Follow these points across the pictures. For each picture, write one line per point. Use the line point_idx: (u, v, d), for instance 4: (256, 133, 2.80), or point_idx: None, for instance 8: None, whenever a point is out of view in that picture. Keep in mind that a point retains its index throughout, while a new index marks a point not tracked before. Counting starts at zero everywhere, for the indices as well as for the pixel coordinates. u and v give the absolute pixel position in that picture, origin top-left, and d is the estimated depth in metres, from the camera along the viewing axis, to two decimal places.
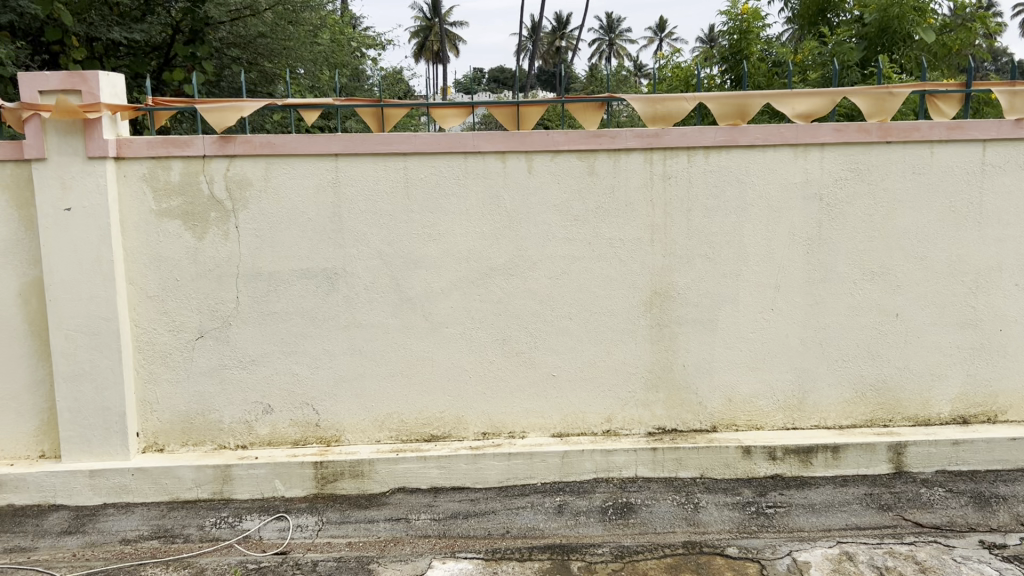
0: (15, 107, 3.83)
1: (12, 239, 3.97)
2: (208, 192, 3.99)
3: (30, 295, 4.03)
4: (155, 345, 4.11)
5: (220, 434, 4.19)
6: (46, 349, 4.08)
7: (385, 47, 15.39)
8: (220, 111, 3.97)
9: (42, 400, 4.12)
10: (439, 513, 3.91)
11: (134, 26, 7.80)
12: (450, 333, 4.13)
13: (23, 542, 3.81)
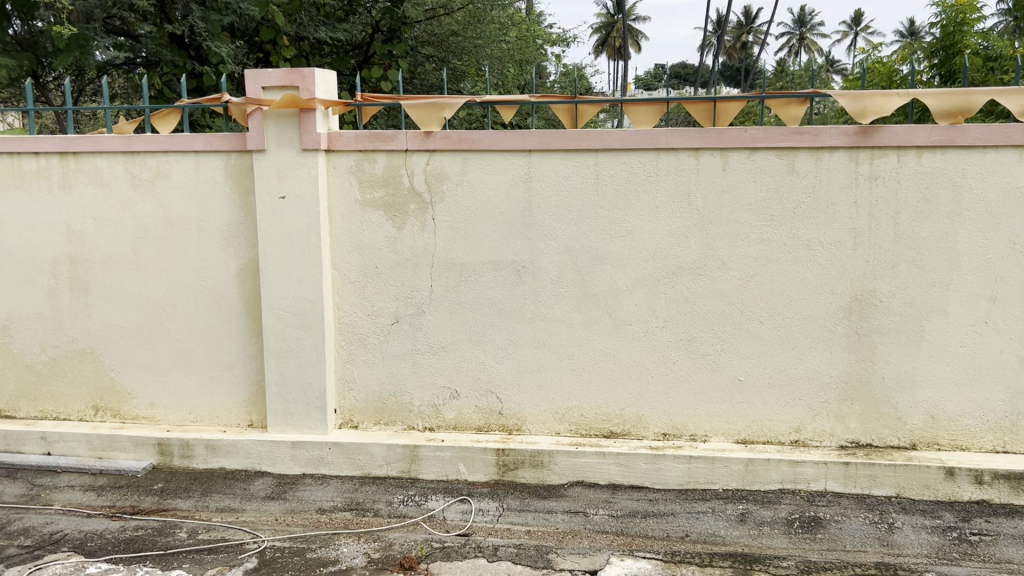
0: (241, 103, 4.15)
1: (233, 223, 4.32)
2: (409, 184, 4.16)
3: (246, 276, 4.36)
4: (355, 328, 4.34)
5: (410, 416, 4.37)
6: (258, 326, 4.40)
7: (570, 44, 15.52)
8: (422, 108, 4.07)
9: (252, 372, 4.45)
10: (618, 510, 3.89)
11: (337, 26, 8.38)
12: (634, 331, 4.11)
13: (233, 503, 4.10)
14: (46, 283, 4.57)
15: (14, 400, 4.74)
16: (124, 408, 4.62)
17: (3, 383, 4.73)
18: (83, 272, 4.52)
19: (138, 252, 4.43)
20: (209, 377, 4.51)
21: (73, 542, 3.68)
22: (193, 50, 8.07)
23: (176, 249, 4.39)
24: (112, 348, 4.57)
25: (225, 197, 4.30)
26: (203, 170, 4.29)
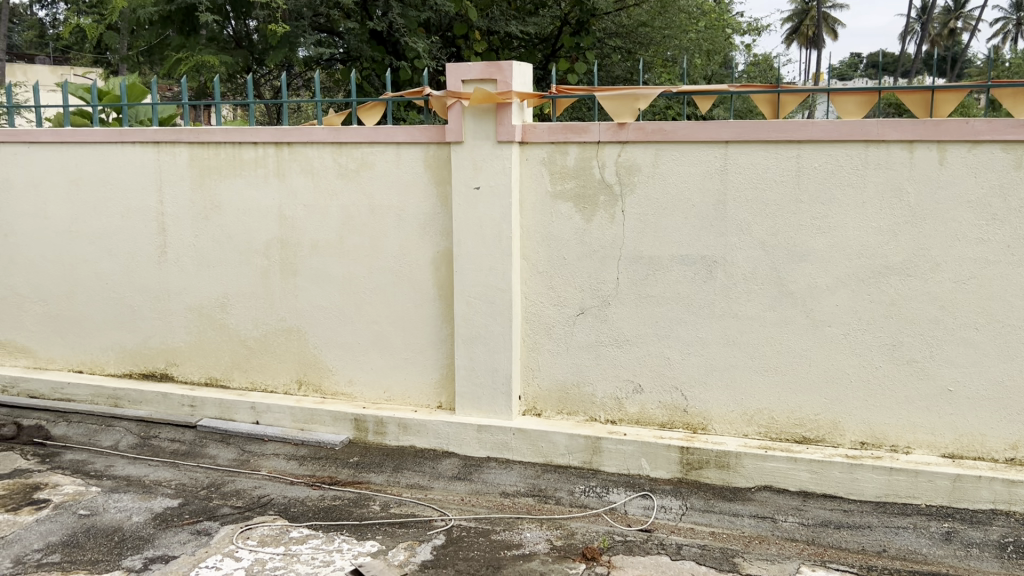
0: (442, 96, 4.29)
1: (429, 212, 4.48)
2: (600, 176, 4.16)
3: (440, 263, 4.51)
4: (542, 317, 4.40)
5: (593, 408, 4.38)
6: (449, 312, 4.55)
7: (762, 33, 14.98)
8: (617, 99, 4.06)
9: (442, 356, 4.61)
10: (808, 518, 3.74)
11: (529, 18, 8.70)
12: (833, 332, 3.93)
13: (422, 480, 4.26)
14: (259, 264, 4.92)
15: (229, 371, 5.13)
16: (325, 384, 4.91)
17: (220, 355, 5.13)
18: (293, 255, 4.82)
19: (342, 237, 4.69)
20: (402, 359, 4.70)
21: (278, 507, 3.93)
22: (391, 45, 8.76)
23: (376, 235, 4.61)
24: (315, 327, 4.86)
25: (423, 186, 4.46)
26: (404, 161, 4.48)
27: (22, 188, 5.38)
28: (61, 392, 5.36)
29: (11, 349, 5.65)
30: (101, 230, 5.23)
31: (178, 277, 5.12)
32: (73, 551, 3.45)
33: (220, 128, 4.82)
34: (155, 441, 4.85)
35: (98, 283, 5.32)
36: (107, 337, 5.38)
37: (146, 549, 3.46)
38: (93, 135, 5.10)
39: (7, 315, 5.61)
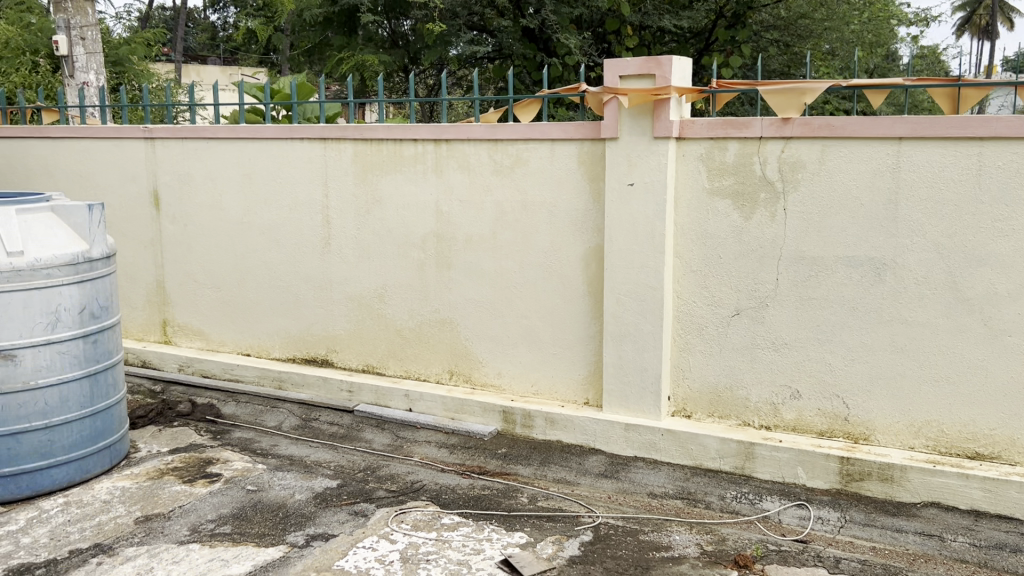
0: (599, 92, 4.28)
1: (583, 208, 4.48)
2: (761, 173, 4.05)
3: (591, 259, 4.50)
4: (694, 317, 4.32)
5: (746, 412, 4.27)
6: (600, 309, 4.53)
7: (930, 25, 14.23)
8: (782, 93, 3.93)
9: (591, 353, 4.61)
10: (981, 539, 3.53)
11: (682, 13, 8.92)
12: (1013, 343, 3.67)
13: (569, 476, 4.28)
14: (415, 257, 5.06)
15: (384, 359, 5.31)
16: (475, 375, 5.00)
17: (377, 344, 5.32)
18: (448, 249, 4.94)
19: (495, 232, 4.76)
20: (551, 354, 4.72)
21: (430, 493, 4.04)
22: (542, 43, 9.20)
23: (529, 230, 4.65)
24: (467, 320, 4.96)
25: (577, 182, 4.47)
26: (558, 158, 4.50)
27: (200, 181, 5.74)
28: (230, 373, 5.71)
29: (187, 331, 6.05)
30: (270, 222, 5.53)
31: (340, 268, 5.34)
32: (242, 523, 3.66)
33: (383, 125, 5.00)
34: (315, 423, 5.08)
35: (266, 271, 5.62)
36: (273, 324, 5.68)
37: (308, 526, 3.63)
38: (266, 132, 5.38)
39: (185, 299, 6.01)
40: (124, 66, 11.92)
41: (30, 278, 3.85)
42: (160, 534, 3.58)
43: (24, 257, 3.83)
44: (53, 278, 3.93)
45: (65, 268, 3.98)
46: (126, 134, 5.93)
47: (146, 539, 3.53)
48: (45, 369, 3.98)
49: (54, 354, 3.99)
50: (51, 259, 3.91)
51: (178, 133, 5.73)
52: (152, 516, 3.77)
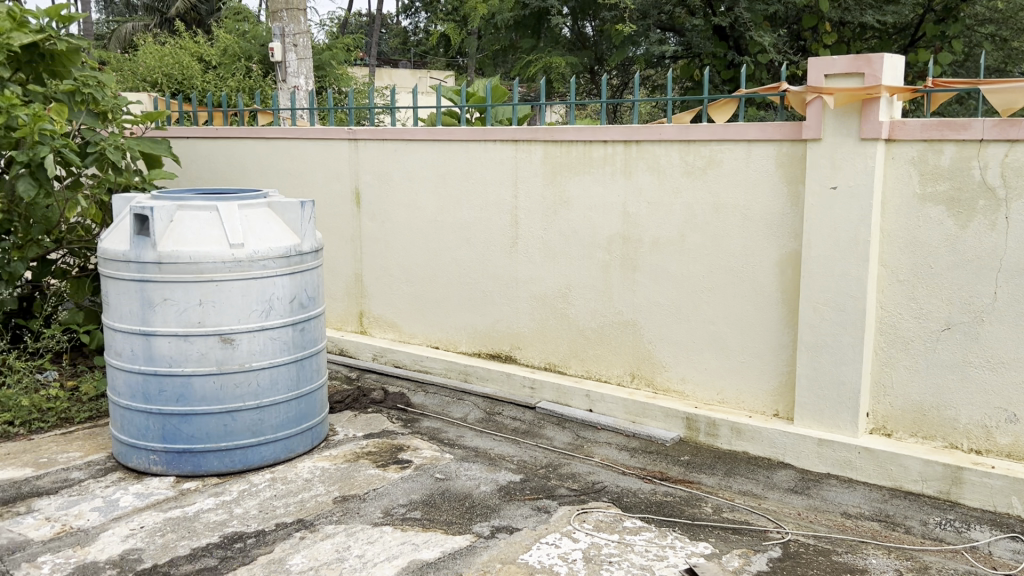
0: (801, 91, 4.12)
1: (778, 212, 4.34)
2: (980, 177, 3.76)
3: (786, 265, 4.35)
4: (899, 330, 4.08)
5: (954, 433, 3.98)
6: (794, 317, 4.37)
7: None
8: (1008, 92, 3.65)
9: (782, 362, 4.45)
10: None
11: (887, 8, 8.85)
12: None
13: (756, 489, 4.15)
14: (601, 258, 5.07)
15: (567, 358, 5.35)
16: (658, 379, 4.94)
17: (560, 343, 5.37)
18: (635, 250, 4.91)
19: (684, 235, 4.69)
20: (739, 362, 4.60)
21: (612, 495, 4.04)
22: (733, 41, 9.83)
23: (721, 234, 4.55)
24: (652, 323, 4.91)
25: (774, 185, 4.33)
26: (754, 160, 4.37)
27: (397, 180, 6.01)
28: (419, 364, 5.94)
29: (381, 322, 6.35)
30: (462, 220, 5.70)
31: (526, 267, 5.43)
32: (431, 510, 3.80)
33: (574, 126, 5.04)
34: (499, 418, 5.19)
35: (456, 268, 5.81)
36: (460, 319, 5.85)
37: (493, 518, 3.72)
38: (460, 133, 5.56)
39: (380, 292, 6.31)
40: (326, 70, 12.72)
41: (249, 268, 4.16)
42: (356, 514, 3.78)
43: (244, 249, 4.15)
44: (269, 269, 4.23)
45: (279, 260, 4.27)
46: (332, 135, 6.29)
47: (343, 518, 3.74)
48: (258, 353, 4.29)
49: (267, 339, 4.30)
50: (267, 251, 4.21)
51: (379, 134, 6.01)
52: (349, 496, 3.99)
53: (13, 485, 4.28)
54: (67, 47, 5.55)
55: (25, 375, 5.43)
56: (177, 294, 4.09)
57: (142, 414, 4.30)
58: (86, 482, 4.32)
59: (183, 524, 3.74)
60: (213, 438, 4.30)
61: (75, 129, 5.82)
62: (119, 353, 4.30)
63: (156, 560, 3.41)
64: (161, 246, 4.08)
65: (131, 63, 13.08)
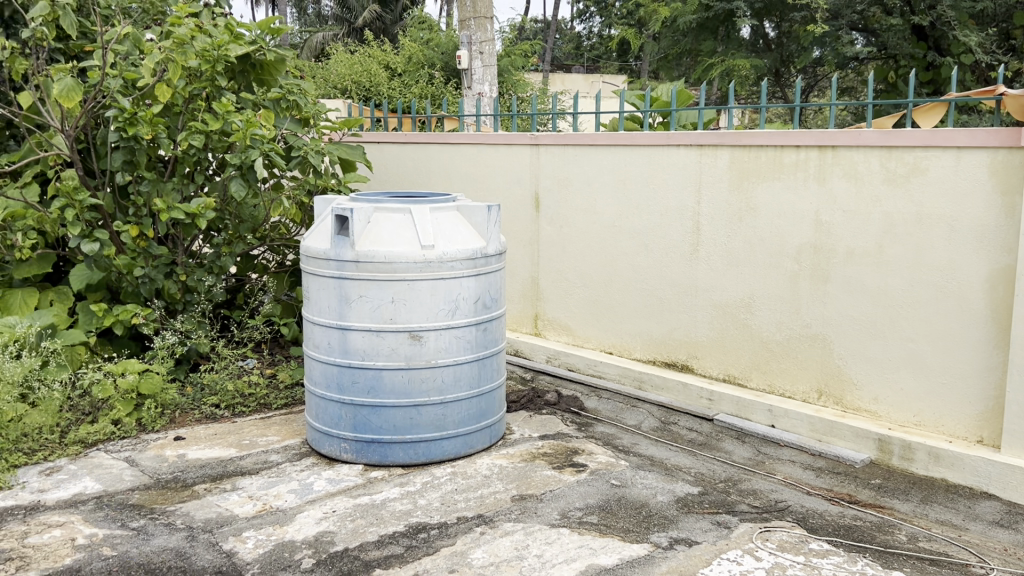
0: (1022, 93, 3.81)
1: (991, 224, 4.04)
2: None
3: (998, 281, 4.05)
4: None
5: None
6: (1006, 338, 4.06)
7: None
8: None
9: (990, 386, 4.14)
10: None
11: None
12: None
13: (956, 519, 3.89)
14: (789, 268, 4.90)
15: (748, 371, 5.20)
16: (848, 398, 4.73)
17: (741, 354, 5.23)
18: (826, 261, 4.71)
19: (882, 246, 4.46)
20: (939, 383, 4.32)
21: (796, 515, 3.90)
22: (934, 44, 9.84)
23: (924, 246, 4.29)
24: (843, 338, 4.70)
25: (987, 195, 4.04)
26: (964, 167, 4.10)
27: (577, 184, 6.04)
28: (594, 369, 5.95)
29: (556, 325, 6.41)
30: (642, 226, 5.66)
31: (707, 275, 5.32)
32: (608, 515, 3.81)
33: (764, 131, 4.90)
34: (675, 427, 5.12)
35: (634, 275, 5.77)
36: (636, 325, 5.82)
37: (672, 529, 3.68)
38: (644, 139, 5.52)
39: (556, 296, 6.36)
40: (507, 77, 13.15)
41: (438, 269, 4.31)
42: (534, 514, 3.83)
43: (434, 250, 4.30)
44: (456, 271, 4.37)
45: (465, 262, 4.40)
46: (514, 141, 6.41)
47: (521, 517, 3.80)
48: (444, 351, 4.43)
49: (452, 338, 4.44)
50: (455, 253, 4.35)
51: (561, 139, 6.07)
52: (527, 496, 4.05)
53: (220, 463, 4.63)
54: (275, 57, 5.96)
55: (230, 362, 5.86)
56: (371, 292, 4.30)
57: (336, 404, 4.55)
58: (283, 465, 4.61)
59: (371, 511, 3.92)
60: (399, 430, 4.48)
61: (280, 134, 6.23)
62: (317, 345, 4.57)
63: (347, 544, 3.59)
64: (358, 245, 4.29)
65: (325, 72, 13.92)
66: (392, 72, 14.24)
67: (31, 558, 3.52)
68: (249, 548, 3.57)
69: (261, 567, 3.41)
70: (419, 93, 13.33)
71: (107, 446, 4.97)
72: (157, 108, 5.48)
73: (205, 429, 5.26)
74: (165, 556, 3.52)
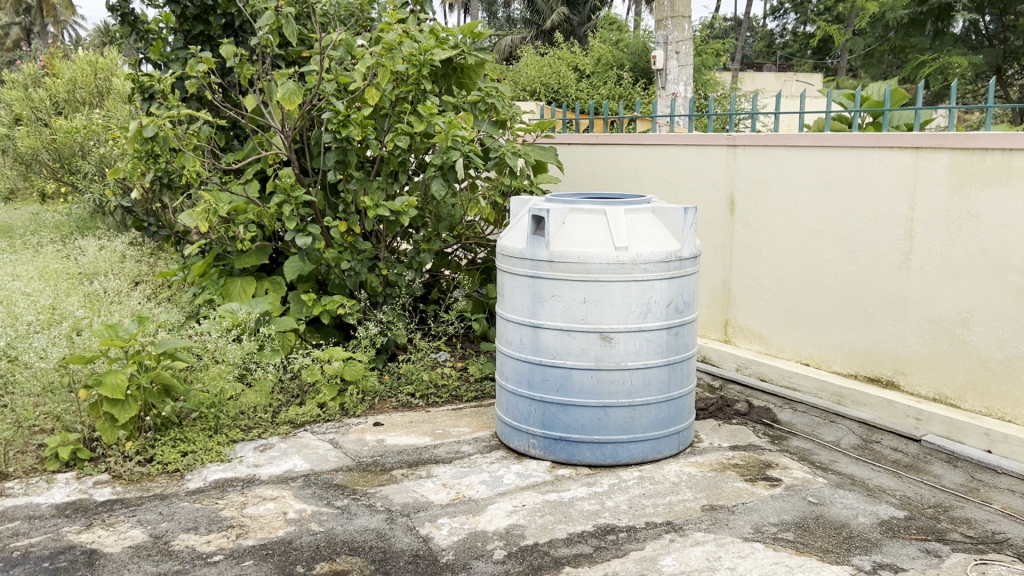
0: None
1: None
2: None
3: None
4: None
5: None
6: None
7: None
8: None
9: None
10: None
11: None
12: None
13: None
14: (1014, 281, 4.52)
15: (962, 391, 4.85)
16: None
17: (955, 373, 4.88)
18: None
19: None
20: None
21: (1017, 549, 3.59)
22: None
23: None
24: None
25: None
26: None
27: (777, 187, 5.84)
28: (789, 380, 5.74)
29: (748, 333, 6.22)
30: (847, 232, 5.40)
31: (920, 286, 5.00)
32: (806, 533, 3.66)
33: (990, 133, 4.54)
34: (876, 446, 4.85)
35: (837, 283, 5.51)
36: (837, 337, 5.55)
37: (875, 553, 3.49)
38: (853, 140, 5.26)
39: (749, 302, 6.18)
40: None
41: (631, 270, 4.29)
42: (726, 526, 3.74)
43: (628, 252, 4.28)
44: (650, 273, 4.33)
45: (659, 264, 4.35)
46: (710, 142, 6.26)
47: (713, 527, 3.72)
48: (634, 353, 4.41)
49: (643, 340, 4.40)
50: (649, 255, 4.31)
51: (761, 140, 5.88)
52: (718, 506, 3.96)
53: (415, 451, 4.83)
54: (476, 60, 6.14)
55: (425, 354, 6.10)
56: (564, 291, 4.34)
57: (526, 400, 4.63)
58: (474, 456, 4.75)
59: (560, 508, 3.97)
60: (587, 430, 4.50)
61: (478, 136, 6.41)
62: (510, 342, 4.67)
63: (537, 539, 3.64)
64: (553, 245, 4.34)
65: (515, 75, 14.23)
66: (581, 74, 14.35)
67: (248, 527, 3.81)
68: (444, 534, 3.70)
69: (456, 554, 3.53)
70: (608, 94, 13.33)
71: (313, 427, 5.30)
72: (366, 110, 5.78)
73: (401, 417, 5.50)
74: (367, 535, 3.71)
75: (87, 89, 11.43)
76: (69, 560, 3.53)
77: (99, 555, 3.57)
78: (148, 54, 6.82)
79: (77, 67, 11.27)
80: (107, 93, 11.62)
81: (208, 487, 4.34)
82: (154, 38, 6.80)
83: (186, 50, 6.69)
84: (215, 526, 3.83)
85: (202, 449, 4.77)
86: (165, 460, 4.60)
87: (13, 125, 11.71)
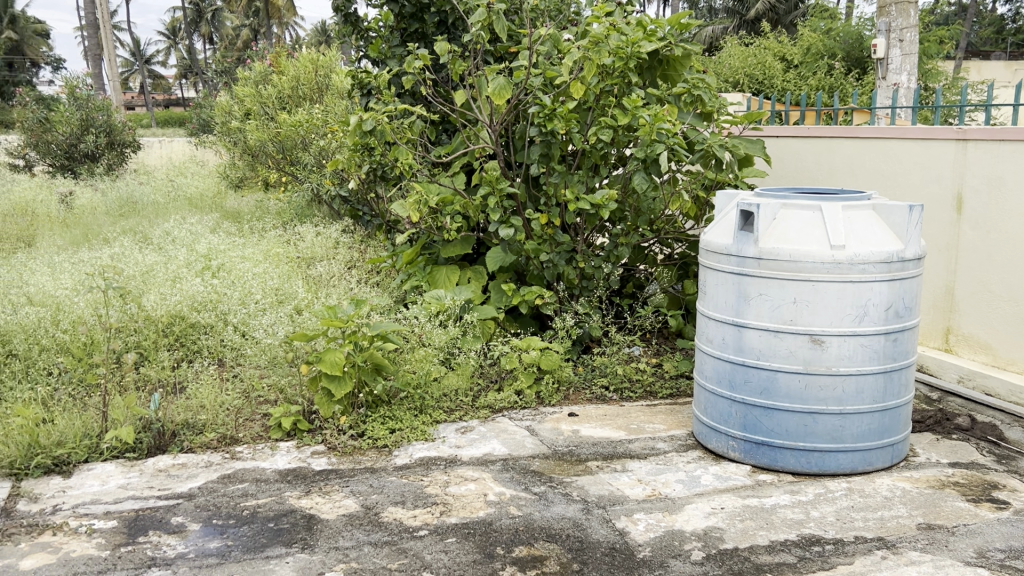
0: None
1: None
2: None
3: None
4: None
5: None
6: None
7: None
8: None
9: None
10: None
11: None
12: None
13: None
14: None
15: None
16: None
17: None
18: None
19: None
20: None
21: None
22: None
23: None
24: None
25: None
26: None
27: (1013, 185, 5.36)
28: (1018, 396, 5.27)
29: (972, 342, 5.77)
30: None
31: None
32: None
33: None
34: None
35: None
36: None
37: None
38: None
39: (975, 310, 5.73)
40: None
41: (848, 271, 4.08)
42: (945, 547, 3.50)
43: (845, 251, 4.07)
44: (868, 273, 4.10)
45: (879, 265, 4.11)
46: (936, 135, 5.84)
47: (930, 548, 3.49)
48: (847, 359, 4.19)
49: (858, 345, 4.18)
50: (868, 254, 4.09)
51: (996, 133, 5.42)
52: (936, 526, 3.70)
53: (610, 444, 4.84)
54: (682, 52, 6.06)
55: (620, 347, 6.09)
56: (772, 290, 4.19)
57: (727, 401, 4.52)
58: (670, 454, 4.70)
59: (761, 514, 3.85)
60: (792, 436, 4.34)
61: (682, 129, 6.31)
62: (711, 340, 4.57)
63: (737, 543, 3.56)
64: (762, 242, 4.20)
65: (718, 66, 13.87)
66: (789, 64, 13.81)
67: (451, 506, 3.97)
68: (640, 530, 3.69)
69: (653, 550, 3.51)
70: (818, 85, 12.75)
71: (510, 413, 5.43)
72: (571, 104, 5.83)
73: (596, 409, 5.53)
74: (564, 523, 3.76)
75: (309, 84, 12.24)
76: (291, 522, 3.82)
77: (317, 521, 3.83)
78: (369, 52, 7.21)
79: (302, 65, 12.12)
80: (327, 88, 12.39)
81: (413, 464, 4.55)
82: (374, 36, 7.20)
83: (403, 48, 7.03)
84: (420, 502, 4.01)
85: (408, 427, 5.00)
86: (375, 436, 4.87)
87: (244, 119, 12.76)
